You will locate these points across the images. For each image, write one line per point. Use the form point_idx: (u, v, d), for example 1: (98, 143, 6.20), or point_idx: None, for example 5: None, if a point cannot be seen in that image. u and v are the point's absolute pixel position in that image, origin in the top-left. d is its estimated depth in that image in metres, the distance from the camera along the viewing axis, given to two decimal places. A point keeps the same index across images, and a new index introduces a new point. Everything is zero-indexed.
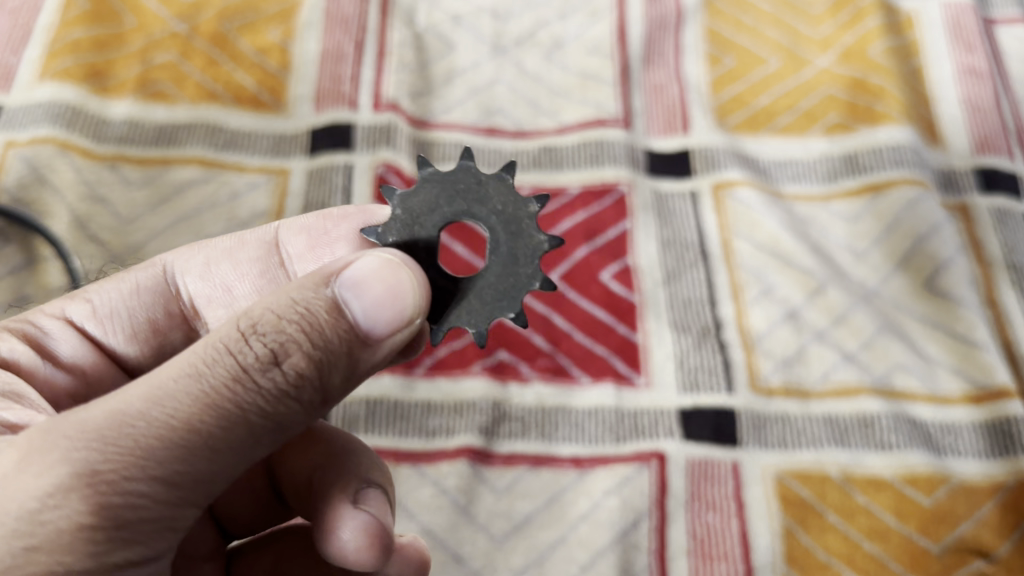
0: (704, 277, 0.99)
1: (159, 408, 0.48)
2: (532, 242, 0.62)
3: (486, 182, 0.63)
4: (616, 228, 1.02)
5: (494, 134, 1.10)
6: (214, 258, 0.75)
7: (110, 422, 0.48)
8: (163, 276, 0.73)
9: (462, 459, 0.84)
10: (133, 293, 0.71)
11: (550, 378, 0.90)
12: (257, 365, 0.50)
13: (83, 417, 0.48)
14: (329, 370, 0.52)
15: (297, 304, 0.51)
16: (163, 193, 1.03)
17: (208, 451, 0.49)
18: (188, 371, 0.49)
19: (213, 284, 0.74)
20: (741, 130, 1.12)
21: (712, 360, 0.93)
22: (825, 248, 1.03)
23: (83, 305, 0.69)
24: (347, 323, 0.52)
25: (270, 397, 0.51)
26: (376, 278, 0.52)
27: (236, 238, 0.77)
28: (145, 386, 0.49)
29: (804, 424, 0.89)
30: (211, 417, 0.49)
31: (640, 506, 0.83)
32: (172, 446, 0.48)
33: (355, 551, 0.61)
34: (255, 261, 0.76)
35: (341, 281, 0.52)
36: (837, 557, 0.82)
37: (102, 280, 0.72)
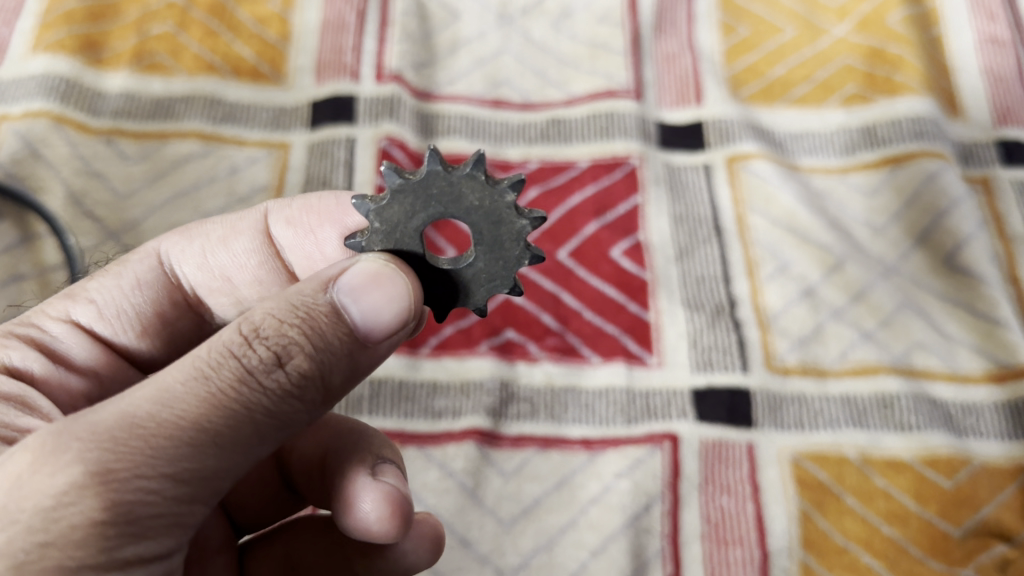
0: (717, 253, 0.96)
1: (168, 409, 0.46)
2: (515, 227, 0.56)
3: (457, 181, 0.54)
4: (626, 204, 0.99)
5: (501, 106, 1.07)
6: (211, 248, 0.71)
7: (120, 423, 0.45)
8: (159, 264, 0.69)
9: (469, 441, 0.82)
10: (134, 288, 0.68)
11: (559, 357, 0.88)
12: (261, 366, 0.48)
13: (90, 419, 0.46)
14: (332, 370, 0.50)
15: (298, 310, 0.49)
16: (161, 168, 1.00)
17: (218, 450, 0.47)
18: (193, 372, 0.47)
19: (212, 273, 0.70)
20: (755, 101, 1.08)
21: (726, 339, 0.90)
22: (843, 223, 1.00)
23: (89, 307, 0.66)
24: (350, 326, 0.50)
25: (275, 398, 0.48)
26: (370, 281, 0.50)
27: (230, 223, 0.72)
28: (152, 389, 0.47)
29: (820, 404, 0.86)
30: (219, 416, 0.47)
31: (652, 489, 0.81)
32: (181, 446, 0.46)
33: (378, 520, 0.58)
34: (252, 251, 0.71)
35: (340, 286, 0.50)
36: (855, 541, 0.80)
37: (101, 274, 0.68)
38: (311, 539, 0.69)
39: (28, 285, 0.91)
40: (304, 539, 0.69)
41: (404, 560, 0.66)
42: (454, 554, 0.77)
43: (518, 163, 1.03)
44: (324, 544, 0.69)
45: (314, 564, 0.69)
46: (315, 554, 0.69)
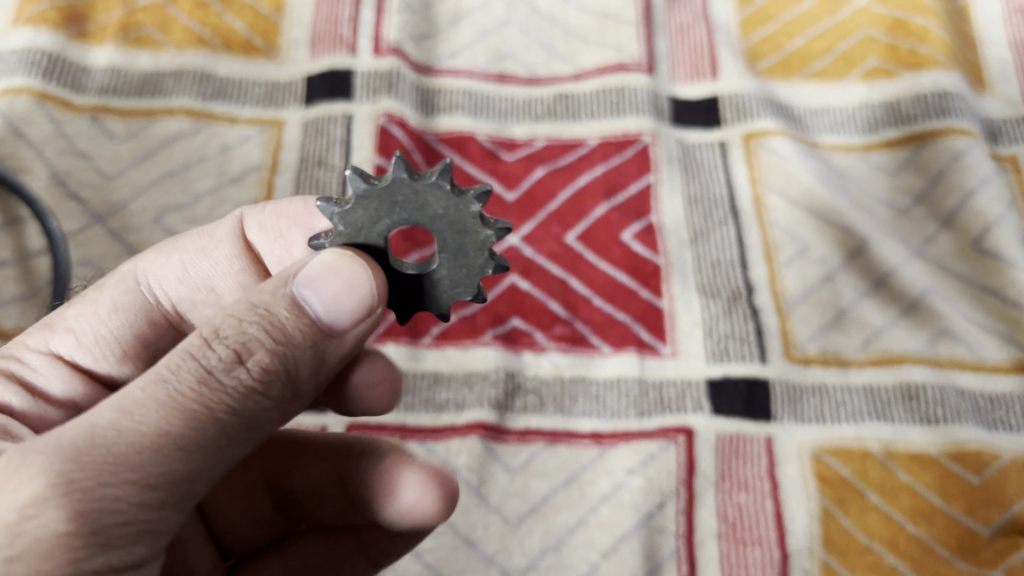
0: (734, 235, 0.91)
1: (127, 415, 0.42)
2: (479, 236, 0.52)
3: (422, 191, 0.50)
4: (638, 183, 0.94)
5: (506, 80, 1.01)
6: (190, 260, 0.66)
7: (80, 432, 0.42)
8: (136, 286, 0.64)
9: (474, 436, 0.78)
10: (112, 312, 0.63)
11: (567, 347, 0.84)
12: (221, 365, 0.44)
13: (51, 434, 0.42)
14: (300, 365, 0.46)
15: (256, 308, 0.46)
16: (148, 146, 0.95)
17: (185, 453, 0.43)
18: (152, 377, 0.44)
19: (194, 285, 0.66)
20: (773, 75, 1.03)
21: (743, 327, 0.85)
22: (864, 203, 0.95)
23: (67, 336, 0.62)
24: (310, 317, 0.46)
25: (241, 398, 0.44)
26: (326, 270, 0.46)
27: (203, 232, 0.67)
28: (112, 397, 0.43)
29: (843, 395, 0.82)
30: (181, 419, 0.43)
31: (666, 487, 0.77)
32: (144, 452, 0.42)
33: (426, 504, 0.58)
34: (233, 258, 0.66)
35: (299, 280, 0.46)
36: (879, 540, 0.75)
37: (78, 302, 0.64)
38: (312, 542, 0.67)
39: (8, 270, 0.86)
40: (305, 547, 0.67)
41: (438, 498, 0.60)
42: (458, 554, 0.73)
43: (523, 141, 0.98)
44: (332, 547, 0.66)
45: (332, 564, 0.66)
46: (320, 553, 0.67)
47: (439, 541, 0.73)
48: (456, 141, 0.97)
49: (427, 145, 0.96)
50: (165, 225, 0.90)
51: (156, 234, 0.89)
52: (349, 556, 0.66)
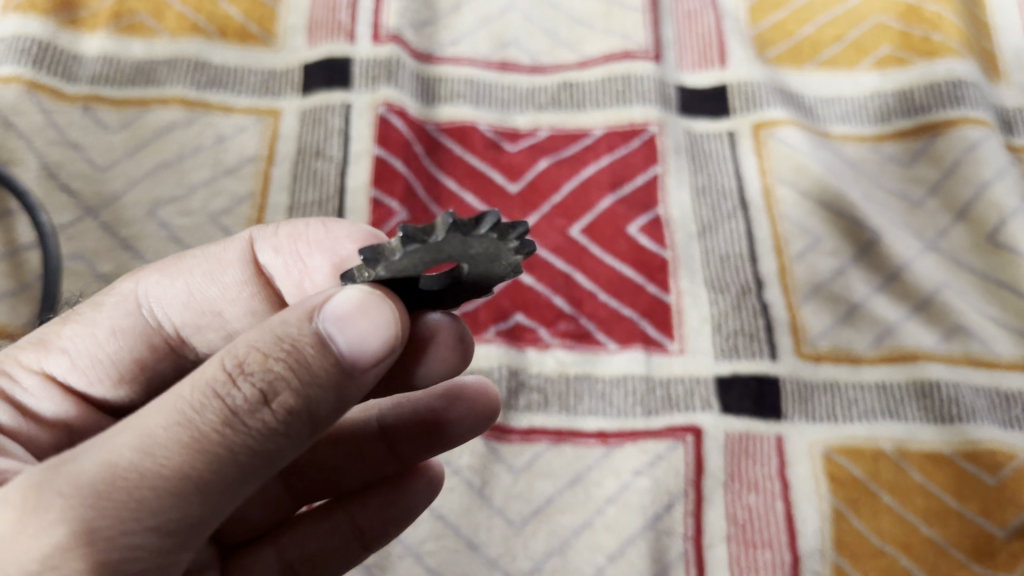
0: (743, 228, 0.89)
1: (150, 457, 0.41)
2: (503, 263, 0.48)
3: (471, 243, 0.44)
4: (645, 175, 0.91)
5: (508, 69, 0.99)
6: (197, 283, 0.63)
7: (101, 474, 0.41)
8: (138, 309, 0.62)
9: (476, 435, 0.76)
10: (110, 336, 0.61)
11: (572, 344, 0.82)
12: (245, 407, 0.42)
13: (72, 468, 0.41)
14: (325, 406, 0.44)
15: (283, 341, 0.43)
16: (142, 137, 0.92)
17: (207, 495, 0.42)
18: (175, 414, 0.42)
19: (200, 311, 0.63)
20: (783, 63, 1.01)
21: (752, 323, 0.83)
22: (877, 195, 0.92)
23: (62, 359, 0.60)
24: (336, 357, 0.43)
25: (263, 440, 0.43)
26: (354, 311, 0.43)
27: (212, 255, 0.64)
28: (133, 434, 0.42)
29: (856, 392, 0.80)
30: (205, 462, 0.42)
31: (674, 488, 0.75)
32: (166, 497, 0.41)
33: (477, 413, 0.63)
34: (243, 283, 0.64)
35: (325, 314, 0.43)
36: (892, 543, 0.73)
37: (76, 318, 0.61)
38: (309, 526, 0.65)
39: None
40: (303, 531, 0.65)
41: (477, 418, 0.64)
42: (460, 557, 0.71)
43: (526, 131, 0.95)
44: (333, 540, 0.64)
45: (332, 548, 0.64)
46: (316, 539, 0.64)
47: (441, 544, 0.72)
48: (457, 131, 0.94)
49: (429, 136, 0.94)
50: (159, 218, 0.88)
51: (150, 227, 0.87)
52: (347, 543, 0.64)
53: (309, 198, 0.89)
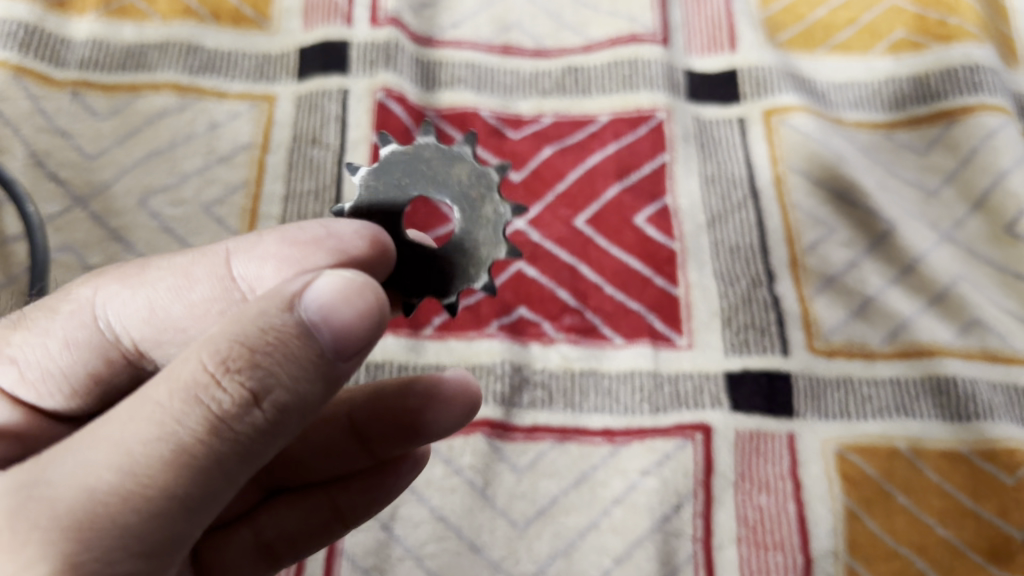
0: (753, 219, 0.86)
1: (134, 475, 0.39)
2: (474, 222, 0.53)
3: None
4: (652, 163, 0.89)
5: (511, 53, 0.96)
6: (161, 297, 0.58)
7: (82, 500, 0.38)
8: (91, 321, 0.57)
9: (479, 434, 0.74)
10: (63, 346, 0.57)
11: (577, 338, 0.79)
12: (233, 410, 0.40)
13: (44, 495, 0.38)
14: (312, 401, 0.42)
15: (266, 335, 0.40)
16: (133, 124, 0.89)
17: (196, 505, 0.40)
18: (156, 423, 0.39)
19: (161, 325, 0.58)
20: (794, 47, 0.97)
21: (763, 317, 0.81)
22: (892, 184, 0.89)
23: (12, 368, 0.56)
24: (324, 348, 0.41)
25: (252, 441, 0.41)
26: (339, 299, 0.41)
27: (181, 265, 0.59)
28: (111, 452, 0.39)
29: (869, 388, 0.78)
30: (193, 472, 0.40)
31: (683, 488, 0.72)
32: (154, 512, 0.39)
33: (451, 405, 0.58)
34: (213, 299, 0.58)
35: (310, 305, 0.41)
36: (907, 545, 0.71)
37: (30, 327, 0.58)
38: (289, 505, 0.63)
39: None
40: (280, 512, 0.63)
41: (451, 413, 0.58)
42: (462, 560, 0.69)
43: (530, 117, 0.92)
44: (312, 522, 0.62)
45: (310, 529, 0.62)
46: (295, 519, 0.63)
47: (442, 546, 0.69)
48: (458, 117, 0.91)
49: (431, 123, 0.91)
50: (150, 208, 0.85)
51: (141, 218, 0.84)
52: (325, 522, 0.62)
53: (305, 187, 0.86)
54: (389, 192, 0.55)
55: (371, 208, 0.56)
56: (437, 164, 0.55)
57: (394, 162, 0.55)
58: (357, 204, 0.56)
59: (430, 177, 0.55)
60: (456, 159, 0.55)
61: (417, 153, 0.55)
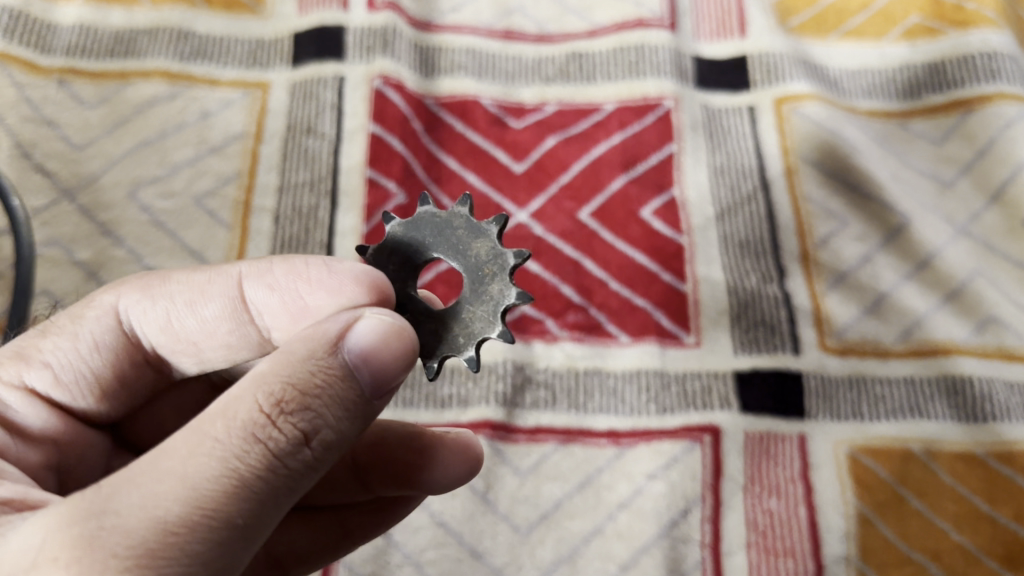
0: (763, 211, 0.84)
1: (201, 507, 0.37)
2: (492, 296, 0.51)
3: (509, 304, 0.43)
4: (659, 153, 0.86)
5: (513, 38, 0.92)
6: (177, 311, 0.55)
7: (152, 530, 0.36)
8: (120, 326, 0.55)
9: (480, 436, 0.71)
10: (96, 350, 0.55)
11: (582, 336, 0.77)
12: (287, 447, 0.40)
13: (113, 525, 0.36)
14: (349, 440, 0.43)
15: (313, 376, 0.42)
16: (122, 113, 0.86)
17: (251, 541, 0.40)
18: (217, 457, 0.39)
19: (177, 336, 0.55)
20: (806, 32, 0.94)
21: (774, 314, 0.78)
22: (906, 175, 0.86)
23: (45, 371, 0.54)
24: (366, 389, 0.43)
25: (299, 477, 0.41)
26: (380, 341, 0.43)
27: (204, 277, 0.55)
28: (175, 483, 0.38)
29: (883, 388, 0.75)
30: (252, 506, 0.39)
31: (691, 492, 0.70)
32: (218, 546, 0.38)
33: (448, 468, 0.57)
34: (223, 318, 0.54)
35: (355, 347, 0.43)
36: (922, 551, 0.69)
37: (53, 329, 0.55)
38: (301, 522, 0.60)
39: None
40: (292, 529, 0.60)
41: (448, 474, 0.57)
42: (463, 567, 0.67)
43: (532, 105, 0.89)
44: (318, 541, 0.60)
45: (315, 547, 0.60)
46: (307, 535, 0.60)
47: (442, 553, 0.67)
48: (458, 106, 0.88)
49: (431, 112, 0.88)
50: (140, 200, 0.82)
51: (130, 211, 0.82)
52: (333, 542, 0.60)
53: (299, 179, 0.83)
54: (411, 247, 0.53)
55: (393, 253, 0.54)
56: (463, 234, 0.52)
57: (425, 221, 0.53)
58: (378, 248, 0.54)
59: (452, 244, 0.52)
60: (482, 234, 0.52)
61: (448, 219, 0.53)
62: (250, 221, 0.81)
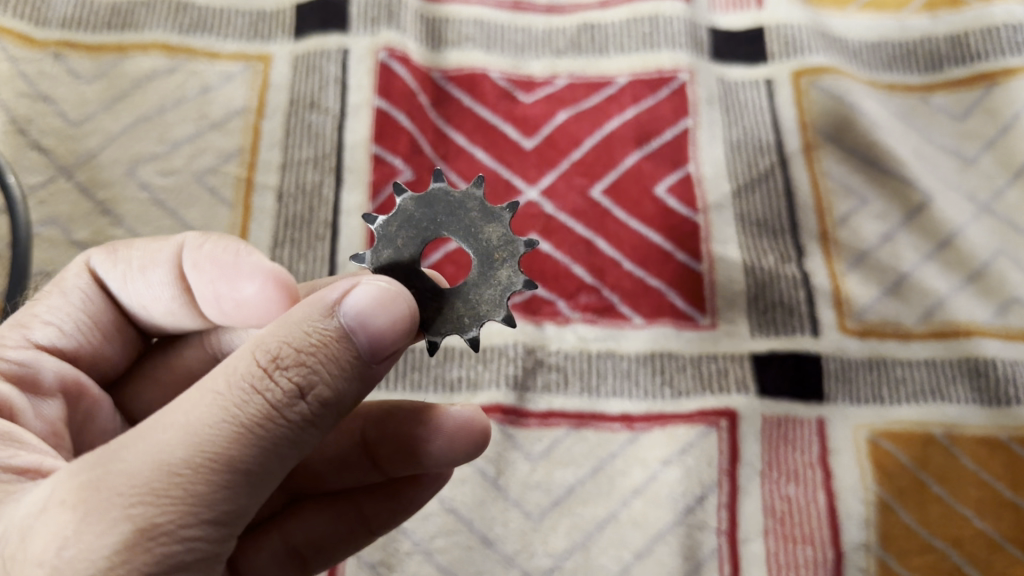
0: (781, 188, 0.81)
1: (201, 452, 0.39)
2: (502, 282, 0.50)
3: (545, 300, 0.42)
4: (673, 128, 0.83)
5: (523, 8, 0.89)
6: (131, 273, 0.57)
7: (155, 472, 0.38)
8: (96, 280, 0.57)
9: (490, 420, 0.70)
10: (84, 299, 0.56)
11: (594, 318, 0.75)
12: (285, 399, 0.41)
13: (118, 468, 0.38)
14: (352, 395, 0.43)
15: (310, 335, 0.41)
16: (120, 87, 0.84)
17: (254, 489, 0.41)
18: (216, 407, 0.40)
19: (132, 300, 0.57)
20: (825, 2, 0.91)
21: (792, 295, 0.76)
22: (927, 151, 0.84)
23: (48, 327, 0.55)
24: (363, 352, 0.42)
25: (301, 430, 0.42)
26: (378, 303, 0.42)
27: (155, 245, 0.56)
28: (177, 430, 0.39)
29: (904, 370, 0.73)
30: (252, 455, 0.40)
31: (707, 478, 0.69)
32: (218, 489, 0.39)
33: (452, 439, 0.54)
34: (165, 286, 0.56)
35: (352, 310, 0.42)
36: (943, 538, 0.67)
37: (41, 299, 0.57)
38: (316, 510, 0.59)
39: None
40: (307, 517, 0.58)
41: (452, 446, 0.54)
42: (474, 555, 0.65)
43: (542, 79, 0.86)
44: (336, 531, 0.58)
45: (333, 535, 0.58)
46: (322, 524, 0.58)
47: (453, 541, 0.66)
48: (466, 79, 0.86)
49: (439, 87, 0.85)
50: (139, 178, 0.80)
51: (129, 189, 0.79)
52: (349, 532, 0.58)
53: (303, 155, 0.81)
54: (421, 223, 0.50)
55: (400, 226, 0.50)
56: (476, 217, 0.50)
57: (437, 198, 0.50)
58: (387, 220, 0.51)
59: (464, 225, 0.50)
60: (495, 219, 0.50)
61: (462, 200, 0.50)
62: (252, 199, 0.79)
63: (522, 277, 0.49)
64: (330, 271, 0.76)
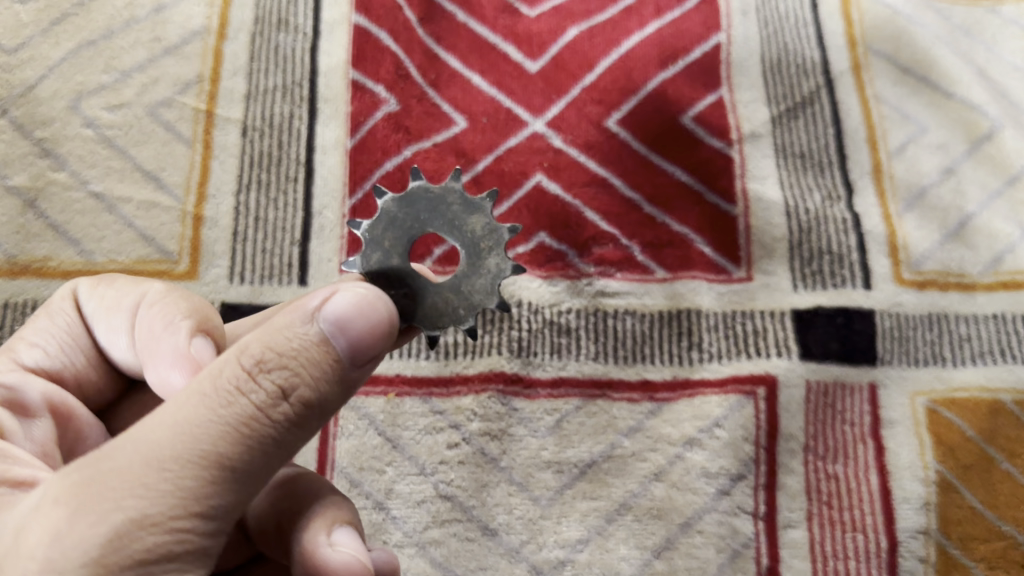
0: (827, 114, 0.70)
1: (191, 445, 0.32)
2: (495, 272, 0.43)
3: None
4: (703, 45, 0.72)
5: None
6: (101, 311, 0.47)
7: (142, 465, 0.31)
8: (81, 308, 0.48)
9: (491, 391, 0.61)
10: (70, 324, 0.47)
11: (610, 272, 0.65)
12: (272, 398, 0.33)
13: (103, 464, 0.31)
14: (342, 395, 0.36)
15: (290, 339, 0.34)
16: (59, 7, 0.72)
17: (242, 493, 0.33)
18: (200, 403, 0.33)
19: (102, 342, 0.47)
20: None
21: (840, 241, 0.66)
22: (998, 69, 0.72)
23: (34, 349, 0.47)
24: (347, 357, 0.35)
25: (291, 431, 0.34)
26: (359, 308, 0.35)
27: (132, 288, 0.48)
28: (161, 424, 0.32)
29: (968, 328, 0.63)
30: (243, 454, 0.33)
31: (741, 455, 0.60)
32: (207, 486, 0.32)
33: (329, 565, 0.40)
34: (119, 334, 0.47)
35: (332, 313, 0.35)
36: (1014, 522, 0.58)
37: (31, 321, 0.49)
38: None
39: None
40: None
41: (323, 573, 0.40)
42: (474, 547, 0.57)
43: None
44: None
45: None
46: None
47: (448, 532, 0.57)
48: None
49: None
50: (83, 112, 0.69)
51: (73, 125, 0.69)
52: None
53: (272, 83, 0.70)
54: (405, 222, 0.44)
55: (382, 230, 0.44)
56: (458, 209, 0.44)
57: (417, 195, 0.44)
58: (370, 223, 0.44)
59: (447, 219, 0.44)
60: (478, 207, 0.44)
61: (443, 193, 0.44)
62: (213, 135, 0.68)
63: (513, 263, 0.43)
64: (305, 219, 0.66)
